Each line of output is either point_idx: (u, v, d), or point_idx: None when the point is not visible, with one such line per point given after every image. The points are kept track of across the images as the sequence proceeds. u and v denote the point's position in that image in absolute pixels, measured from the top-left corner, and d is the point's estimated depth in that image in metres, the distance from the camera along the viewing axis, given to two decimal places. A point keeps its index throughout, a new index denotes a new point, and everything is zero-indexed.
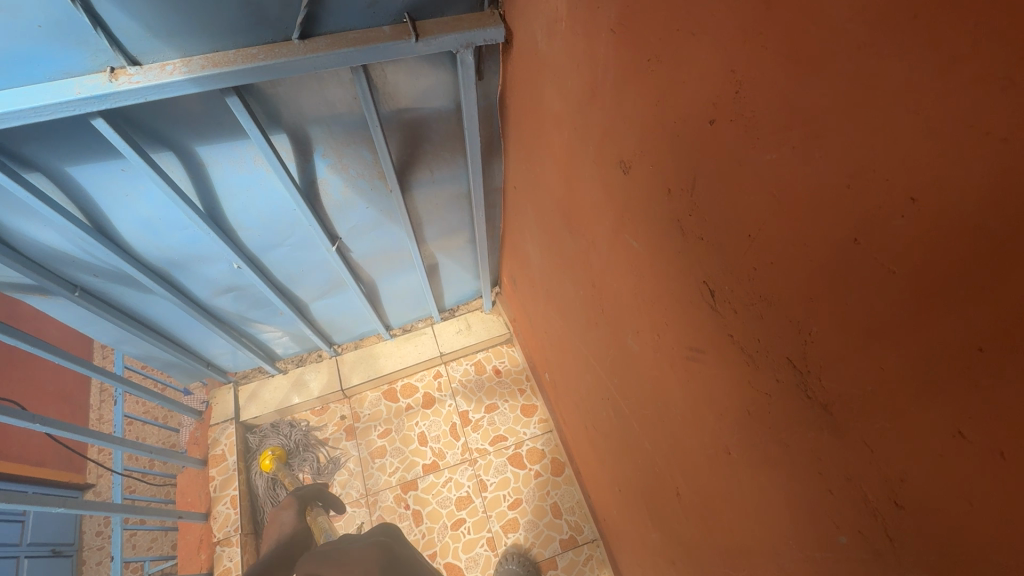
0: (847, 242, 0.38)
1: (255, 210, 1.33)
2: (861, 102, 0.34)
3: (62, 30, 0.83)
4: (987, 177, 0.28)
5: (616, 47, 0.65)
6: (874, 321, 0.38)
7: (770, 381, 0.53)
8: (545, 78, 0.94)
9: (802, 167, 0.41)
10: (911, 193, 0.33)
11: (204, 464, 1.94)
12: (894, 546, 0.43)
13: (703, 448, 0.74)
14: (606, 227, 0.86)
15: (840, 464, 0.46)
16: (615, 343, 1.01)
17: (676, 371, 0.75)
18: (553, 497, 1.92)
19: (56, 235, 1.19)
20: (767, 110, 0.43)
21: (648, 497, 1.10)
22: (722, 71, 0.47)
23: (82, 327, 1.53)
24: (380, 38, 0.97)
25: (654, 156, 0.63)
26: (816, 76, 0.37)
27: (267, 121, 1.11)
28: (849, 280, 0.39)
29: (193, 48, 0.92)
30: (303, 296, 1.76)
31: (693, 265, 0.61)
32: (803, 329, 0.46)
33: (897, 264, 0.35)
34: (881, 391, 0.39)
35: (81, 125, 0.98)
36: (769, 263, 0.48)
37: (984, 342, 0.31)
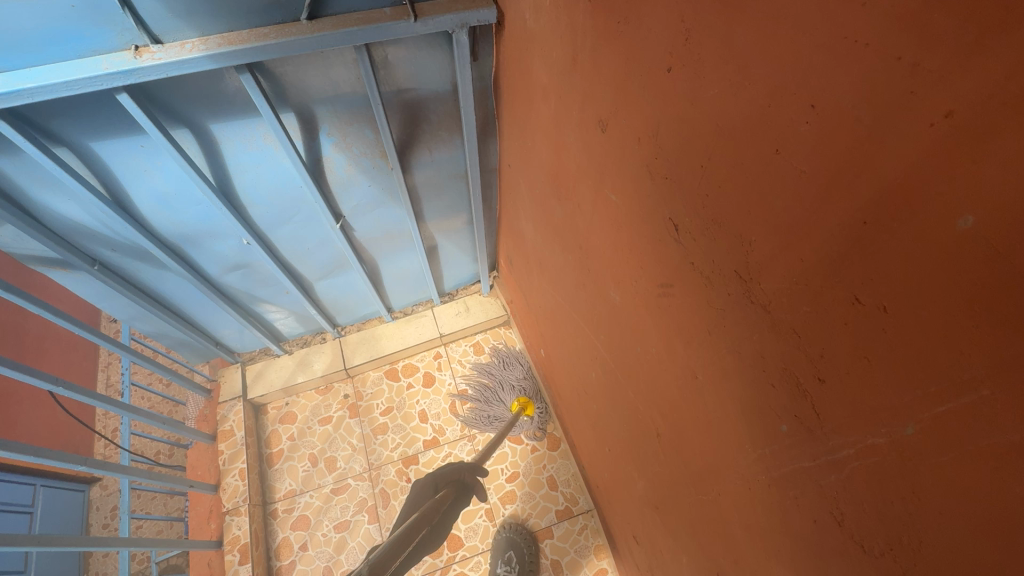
0: (771, 155, 0.46)
1: (263, 188, 1.41)
2: (774, 32, 0.42)
3: (92, 10, 0.92)
4: (856, 80, 0.36)
5: (592, 14, 0.73)
6: (794, 218, 0.46)
7: (723, 297, 0.61)
8: (533, 53, 1.02)
9: (734, 95, 0.49)
10: (811, 102, 0.41)
11: (214, 440, 2.02)
12: (820, 420, 0.51)
13: (676, 381, 0.82)
14: (589, 187, 0.94)
15: (778, 358, 0.54)
16: (601, 302, 1.08)
17: (651, 312, 0.83)
18: (549, 470, 1.99)
19: (79, 209, 1.27)
20: (709, 51, 0.51)
21: (633, 450, 1.18)
22: (675, 23, 0.55)
23: (98, 303, 1.61)
24: (381, 19, 1.05)
25: (626, 111, 0.71)
26: (742, 16, 0.45)
27: (276, 99, 1.20)
28: (775, 187, 0.47)
29: (210, 27, 1.01)
30: (308, 275, 1.83)
31: (660, 205, 0.69)
32: (745, 242, 0.54)
33: (805, 165, 0.43)
34: (802, 281, 0.47)
35: (106, 101, 1.06)
36: (717, 188, 0.56)
37: (866, 217, 0.39)
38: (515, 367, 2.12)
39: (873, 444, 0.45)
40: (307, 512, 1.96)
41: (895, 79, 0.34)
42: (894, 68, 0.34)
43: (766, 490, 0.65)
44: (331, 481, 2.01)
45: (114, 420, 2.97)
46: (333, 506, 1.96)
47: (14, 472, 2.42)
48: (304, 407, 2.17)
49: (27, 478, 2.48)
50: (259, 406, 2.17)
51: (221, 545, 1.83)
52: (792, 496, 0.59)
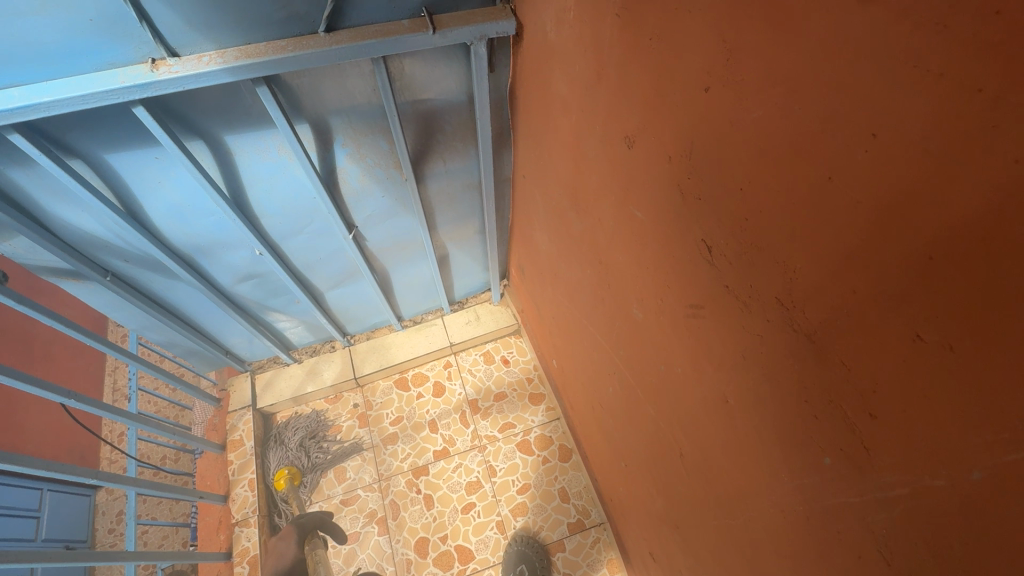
0: (823, 181, 0.44)
1: (276, 199, 1.40)
2: (830, 56, 0.41)
3: (110, 24, 0.91)
4: (930, 108, 0.34)
5: (620, 29, 0.71)
6: (848, 248, 0.44)
7: (761, 323, 0.59)
8: (553, 66, 1.00)
9: (783, 118, 0.47)
10: (872, 130, 0.39)
11: (223, 449, 2.01)
12: (870, 456, 0.48)
13: (703, 402, 0.80)
14: (612, 202, 0.92)
15: (822, 389, 0.52)
16: (621, 318, 1.06)
17: (677, 331, 0.81)
18: (560, 482, 1.97)
19: (92, 220, 1.26)
20: (754, 72, 0.49)
21: (652, 467, 1.15)
22: (715, 41, 0.53)
23: (109, 313, 1.61)
24: (399, 31, 1.04)
25: (656, 128, 0.70)
26: (794, 37, 0.44)
27: (291, 110, 1.19)
28: (826, 216, 0.45)
29: (227, 40, 1.00)
30: (319, 285, 1.82)
31: (691, 225, 0.67)
32: (788, 268, 0.52)
33: (862, 194, 0.41)
34: (855, 312, 0.45)
35: (122, 114, 1.06)
36: (758, 212, 0.54)
37: (932, 252, 0.37)
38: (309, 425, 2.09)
39: (933, 486, 0.42)
40: None
41: (972, 111, 0.32)
42: (973, 100, 0.32)
43: (804, 521, 0.62)
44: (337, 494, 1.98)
45: (120, 425, 2.96)
46: (342, 517, 1.95)
47: (21, 477, 2.42)
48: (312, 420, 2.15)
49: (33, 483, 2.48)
50: (268, 416, 2.16)
51: (229, 557, 1.82)
52: (834, 530, 0.57)
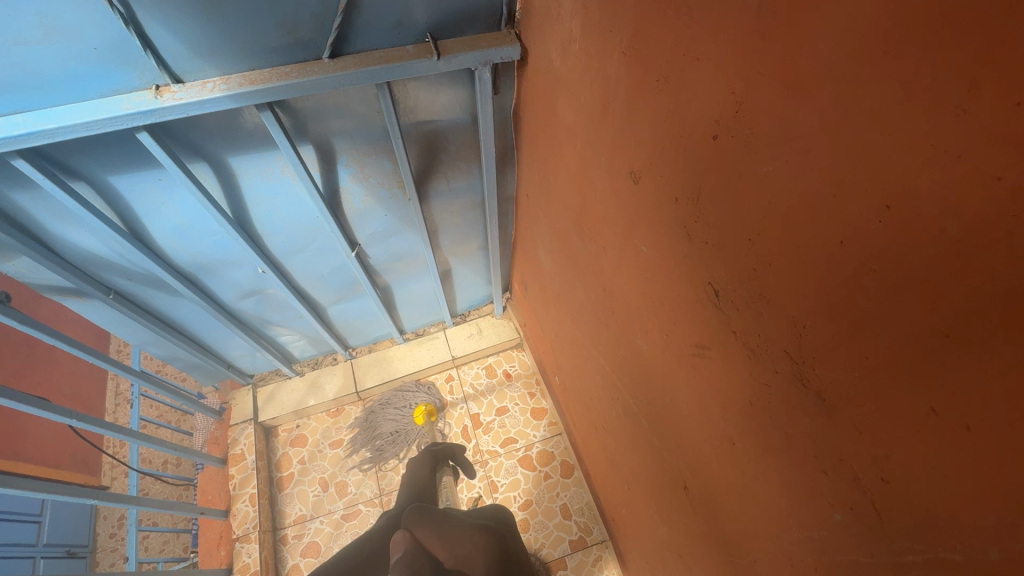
0: (834, 245, 0.44)
1: (279, 218, 1.40)
2: (840, 123, 0.40)
3: (115, 52, 0.91)
4: (946, 190, 0.34)
5: (627, 67, 0.71)
6: (861, 312, 0.43)
7: (769, 373, 0.58)
8: (559, 93, 1.00)
9: (794, 177, 0.46)
10: (886, 202, 0.38)
11: (224, 463, 2.00)
12: (881, 519, 0.47)
13: (709, 441, 0.79)
14: (617, 233, 0.91)
15: (833, 447, 0.51)
16: (625, 344, 1.05)
17: (683, 368, 0.80)
18: (562, 498, 1.96)
19: (96, 240, 1.26)
20: (763, 128, 0.48)
21: (656, 493, 1.14)
22: (723, 92, 0.52)
23: (111, 329, 1.60)
24: (404, 57, 1.04)
25: (662, 167, 0.69)
26: (803, 100, 0.43)
27: (295, 133, 1.18)
28: (836, 279, 0.45)
29: (231, 67, 1.00)
30: (322, 300, 1.82)
31: (698, 267, 0.67)
32: (798, 323, 0.51)
33: (875, 263, 0.40)
34: (867, 377, 0.44)
35: (125, 137, 1.05)
36: (767, 264, 0.53)
37: (949, 330, 0.36)
38: (397, 397, 2.14)
39: (945, 559, 0.41)
40: (317, 539, 1.92)
41: (990, 198, 0.31)
42: (993, 187, 0.31)
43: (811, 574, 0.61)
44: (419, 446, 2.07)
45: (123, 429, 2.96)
46: (343, 533, 1.92)
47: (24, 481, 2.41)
48: (312, 435, 2.14)
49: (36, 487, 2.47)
50: (269, 429, 2.16)
51: (230, 572, 1.81)
52: None
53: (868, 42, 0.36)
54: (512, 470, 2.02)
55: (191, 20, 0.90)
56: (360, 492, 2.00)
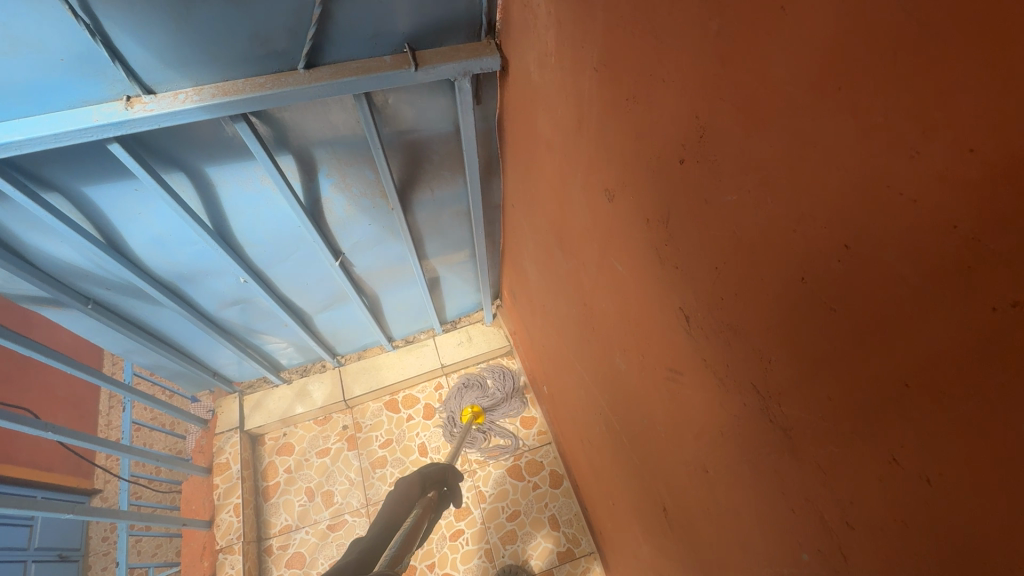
0: (796, 281, 0.42)
1: (261, 227, 1.38)
2: (800, 157, 0.38)
3: (82, 63, 0.88)
4: (903, 235, 0.32)
5: (599, 84, 0.68)
6: (822, 353, 0.41)
7: (738, 405, 0.56)
8: (537, 106, 0.98)
9: (757, 209, 0.44)
10: (845, 242, 0.36)
11: (209, 473, 1.98)
12: (847, 564, 0.45)
13: (684, 466, 0.77)
14: (595, 249, 0.89)
15: (800, 487, 0.49)
16: (606, 361, 1.03)
17: (658, 391, 0.78)
18: (551, 509, 1.93)
19: (72, 251, 1.24)
20: (727, 156, 0.46)
21: (639, 511, 1.12)
22: (688, 116, 0.50)
23: (92, 339, 1.58)
24: (382, 68, 1.02)
25: (634, 188, 0.67)
26: (763, 131, 0.41)
27: (274, 143, 1.17)
28: (797, 316, 0.43)
29: (204, 77, 0.98)
30: (307, 309, 1.80)
31: (669, 291, 0.65)
32: (763, 357, 0.49)
33: (836, 303, 0.38)
34: (830, 418, 0.43)
35: (98, 149, 1.03)
36: (733, 294, 0.51)
37: (908, 379, 0.34)
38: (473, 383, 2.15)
39: None
40: (302, 550, 1.90)
41: (949, 247, 0.29)
42: (949, 236, 0.29)
43: None
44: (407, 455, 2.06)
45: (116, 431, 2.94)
46: (329, 544, 1.90)
47: (13, 484, 2.36)
48: (298, 444, 2.12)
49: (26, 489, 2.41)
50: (256, 437, 2.14)
51: None
52: None
53: (826, 75, 0.34)
54: (500, 480, 2.01)
55: (159, 30, 0.88)
56: (345, 502, 1.98)
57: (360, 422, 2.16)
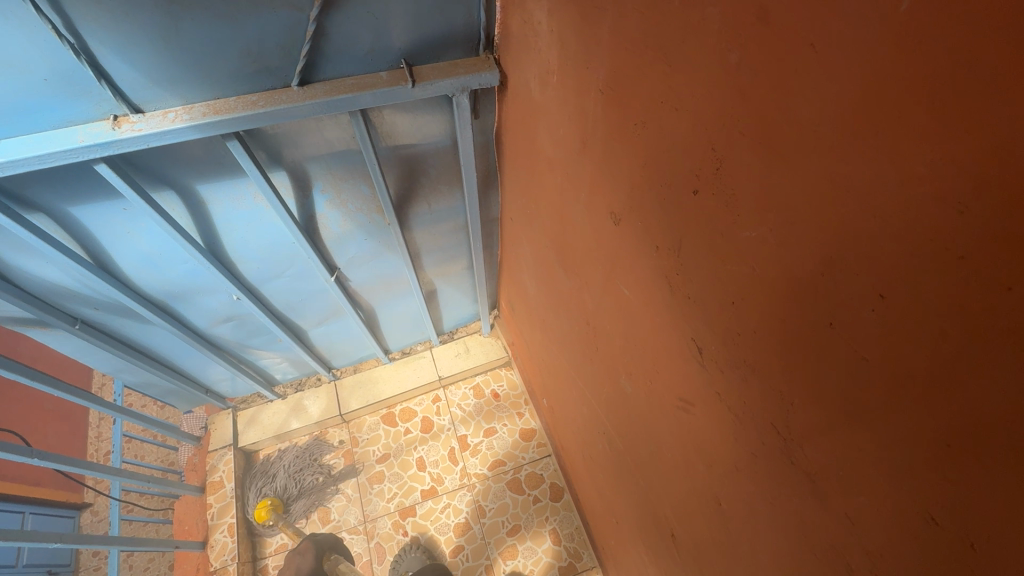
0: (823, 325, 0.40)
1: (254, 245, 1.35)
2: (831, 199, 0.36)
3: (66, 82, 0.85)
4: (951, 289, 0.30)
5: (604, 107, 0.67)
6: (852, 401, 0.39)
7: (756, 442, 0.54)
8: (538, 123, 0.96)
9: (780, 247, 0.42)
10: (880, 291, 0.34)
11: (202, 492, 1.95)
12: None
13: (694, 495, 0.75)
14: (599, 271, 0.87)
15: (823, 532, 0.47)
16: (610, 382, 1.01)
17: (666, 418, 0.76)
18: (552, 523, 1.90)
19: (58, 272, 1.20)
20: (746, 191, 0.44)
21: (644, 532, 1.10)
22: (703, 147, 0.49)
23: (80, 359, 1.54)
24: (378, 84, 1.00)
25: (642, 213, 0.65)
26: (788, 169, 0.39)
27: (267, 161, 1.14)
28: (822, 360, 0.41)
29: (194, 95, 0.95)
30: (302, 324, 1.77)
31: (680, 321, 0.63)
32: (785, 398, 0.47)
33: (869, 352, 0.36)
34: (858, 467, 0.41)
35: (84, 170, 1.00)
36: (750, 330, 0.49)
37: (951, 438, 0.32)
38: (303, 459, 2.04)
39: None
40: None
41: (998, 307, 0.28)
42: (1001, 296, 0.27)
43: None
44: (404, 469, 2.03)
45: (107, 443, 2.83)
46: None
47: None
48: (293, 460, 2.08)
49: (11, 506, 2.31)
50: (251, 453, 2.10)
51: None
52: None
53: (862, 118, 0.32)
54: (500, 494, 1.97)
55: (147, 48, 0.85)
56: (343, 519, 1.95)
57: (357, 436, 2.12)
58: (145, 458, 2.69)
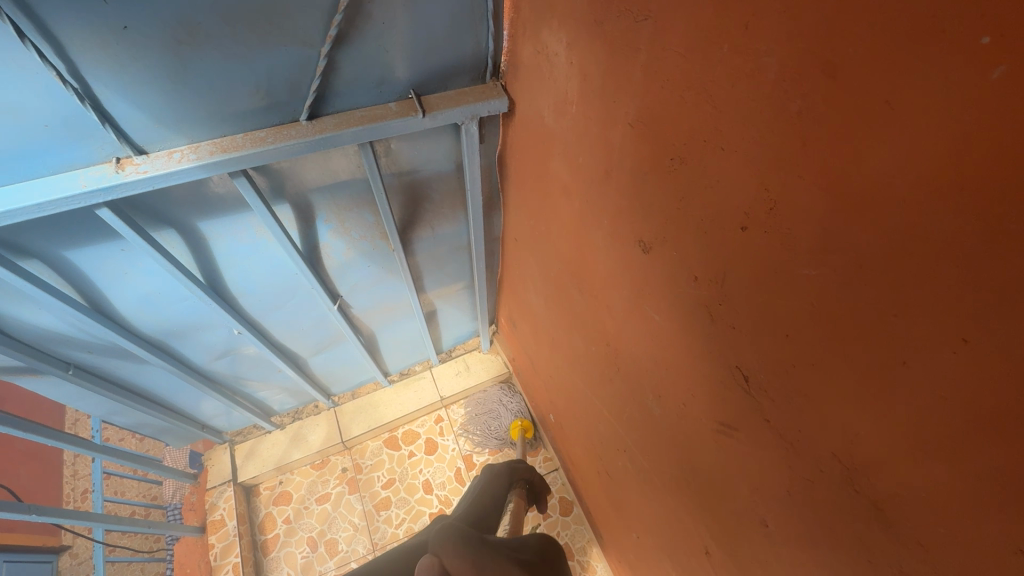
0: (895, 364, 0.41)
1: (255, 278, 1.32)
2: (905, 247, 0.37)
3: (68, 127, 0.82)
4: None
5: (635, 140, 0.68)
6: (929, 437, 0.40)
7: (812, 470, 0.55)
8: (552, 148, 0.96)
9: (845, 288, 0.44)
10: (962, 335, 0.35)
11: (203, 531, 1.89)
12: None
13: (736, 515, 0.76)
14: (623, 295, 0.88)
15: (892, 558, 0.48)
16: (633, 401, 1.01)
17: (704, 442, 0.77)
18: (563, 538, 1.88)
19: (52, 318, 1.15)
20: (806, 233, 0.46)
21: (670, 547, 1.10)
22: (756, 187, 0.50)
23: (72, 404, 1.48)
24: (387, 116, 0.99)
25: (677, 245, 0.66)
26: (856, 215, 0.40)
27: (272, 194, 1.12)
28: (894, 397, 0.42)
29: (201, 134, 0.93)
30: (302, 353, 1.74)
31: (722, 349, 0.64)
32: (848, 430, 0.48)
33: (948, 392, 0.38)
34: (936, 500, 0.42)
35: (84, 216, 0.96)
36: (808, 364, 0.51)
37: None
38: (490, 403, 2.13)
39: None
40: None
41: None
42: None
43: None
44: (411, 494, 1.98)
45: (85, 481, 2.63)
46: None
47: None
48: (296, 492, 2.02)
49: None
50: (250, 488, 2.04)
51: None
52: None
53: (943, 174, 0.34)
54: None
55: (153, 89, 0.82)
56: (350, 549, 1.88)
57: (360, 462, 2.08)
58: (128, 494, 2.55)
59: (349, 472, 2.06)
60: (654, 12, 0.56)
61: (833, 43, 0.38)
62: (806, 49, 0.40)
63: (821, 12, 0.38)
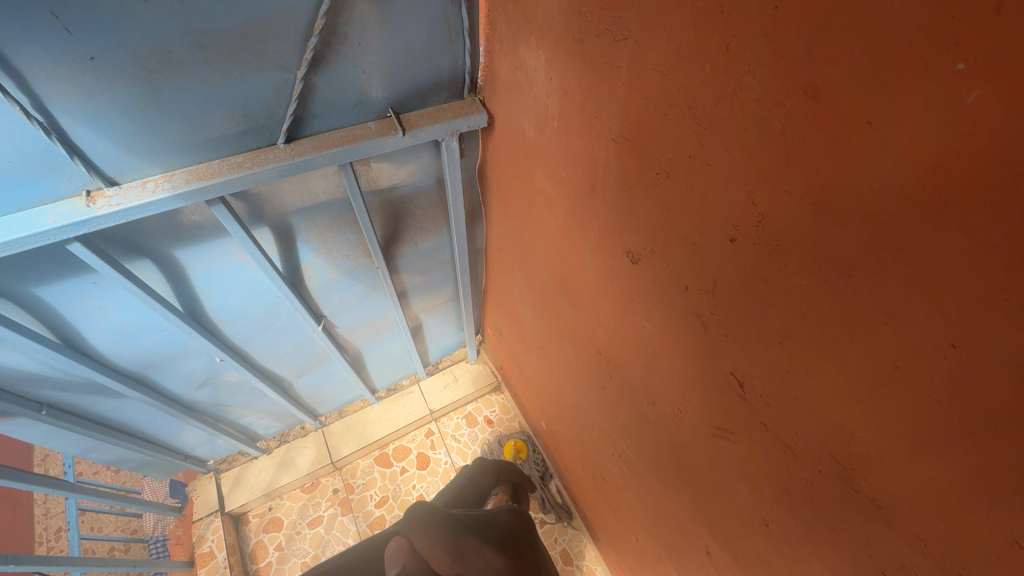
0: (889, 368, 0.43)
1: (236, 303, 1.29)
2: (892, 258, 0.39)
3: (34, 163, 0.79)
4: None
5: (618, 155, 0.69)
6: (925, 436, 0.42)
7: (811, 471, 0.56)
8: (534, 160, 0.96)
9: (836, 297, 0.45)
10: (952, 340, 0.37)
11: (191, 566, 1.83)
12: None
13: (736, 515, 0.77)
14: (612, 303, 0.89)
15: (894, 553, 0.49)
16: (627, 407, 1.02)
17: (700, 445, 0.78)
18: (561, 544, 1.87)
19: (24, 358, 1.10)
20: (795, 244, 0.47)
21: (671, 548, 1.11)
22: (743, 201, 0.51)
23: (47, 444, 1.42)
24: (367, 135, 0.99)
25: (666, 256, 0.67)
26: (844, 228, 0.42)
27: (250, 218, 1.09)
28: (889, 399, 0.44)
29: (175, 161, 0.90)
30: (286, 375, 1.70)
31: (715, 357, 0.65)
32: (845, 431, 0.50)
33: (942, 394, 0.39)
34: (935, 496, 0.43)
35: (54, 253, 0.93)
36: (802, 369, 0.52)
37: None
38: None
39: None
40: None
41: None
42: None
43: None
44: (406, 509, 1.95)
45: (57, 520, 2.52)
46: None
47: None
48: (286, 518, 1.96)
49: None
50: (239, 517, 1.99)
51: None
52: None
53: (927, 188, 0.35)
54: None
55: (124, 119, 0.80)
56: None
57: (352, 482, 2.04)
58: (105, 529, 2.44)
59: (341, 492, 2.02)
60: (634, 33, 0.57)
61: (815, 67, 0.39)
62: (787, 70, 0.42)
63: (801, 36, 0.40)
